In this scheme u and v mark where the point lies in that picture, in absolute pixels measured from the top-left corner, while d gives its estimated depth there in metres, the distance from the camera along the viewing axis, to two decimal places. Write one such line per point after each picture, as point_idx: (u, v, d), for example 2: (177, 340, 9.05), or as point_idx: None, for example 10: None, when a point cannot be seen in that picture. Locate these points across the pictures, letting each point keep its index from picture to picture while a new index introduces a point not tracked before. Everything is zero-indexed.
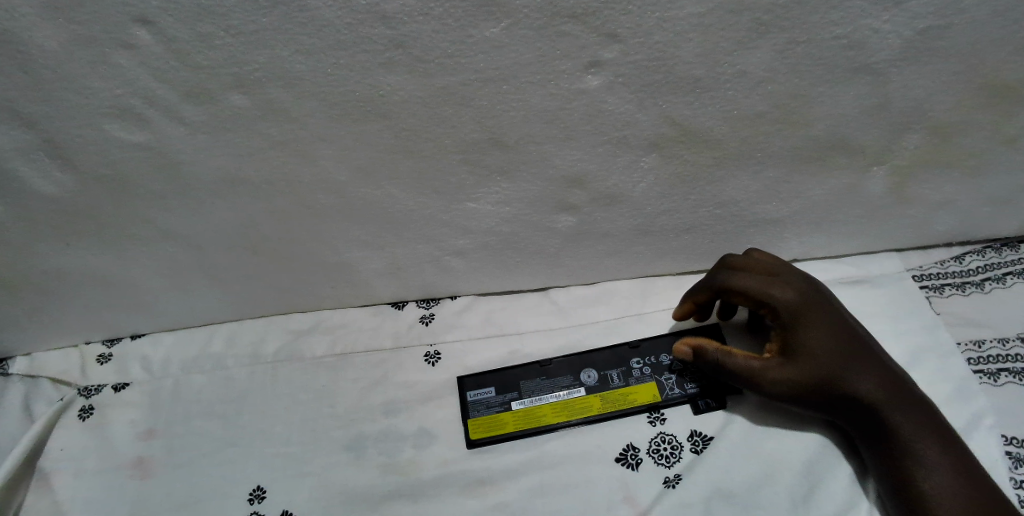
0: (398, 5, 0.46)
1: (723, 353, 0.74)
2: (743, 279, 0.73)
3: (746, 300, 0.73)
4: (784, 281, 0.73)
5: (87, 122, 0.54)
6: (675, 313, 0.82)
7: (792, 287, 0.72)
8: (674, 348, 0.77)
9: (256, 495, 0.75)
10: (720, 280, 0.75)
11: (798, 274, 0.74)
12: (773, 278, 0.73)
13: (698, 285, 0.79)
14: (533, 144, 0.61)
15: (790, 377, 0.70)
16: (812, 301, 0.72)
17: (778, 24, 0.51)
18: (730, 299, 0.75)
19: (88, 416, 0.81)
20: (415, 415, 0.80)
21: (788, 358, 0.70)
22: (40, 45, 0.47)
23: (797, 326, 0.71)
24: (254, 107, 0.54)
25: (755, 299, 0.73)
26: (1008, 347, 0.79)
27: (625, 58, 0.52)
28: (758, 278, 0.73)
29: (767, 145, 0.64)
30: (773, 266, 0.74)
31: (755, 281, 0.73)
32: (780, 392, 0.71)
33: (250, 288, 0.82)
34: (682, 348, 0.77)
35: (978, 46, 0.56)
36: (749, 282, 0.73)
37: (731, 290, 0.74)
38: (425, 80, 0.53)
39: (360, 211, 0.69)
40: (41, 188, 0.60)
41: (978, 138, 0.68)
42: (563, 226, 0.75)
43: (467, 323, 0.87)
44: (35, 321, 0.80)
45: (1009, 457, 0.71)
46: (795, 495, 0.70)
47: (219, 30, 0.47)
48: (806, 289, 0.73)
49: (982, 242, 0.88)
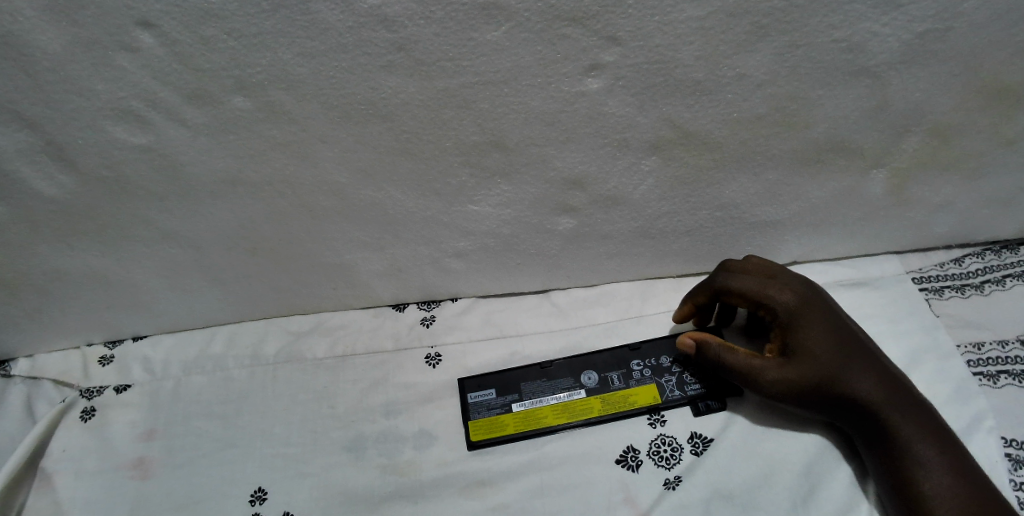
0: (399, 8, 0.46)
1: (724, 349, 0.74)
2: (740, 281, 0.75)
3: (743, 301, 0.75)
4: (783, 281, 0.74)
5: (89, 124, 0.54)
6: (673, 316, 0.82)
7: (790, 288, 0.73)
8: (679, 340, 0.77)
9: (257, 495, 0.75)
10: (718, 282, 0.76)
11: (797, 276, 0.75)
12: (771, 279, 0.74)
13: (698, 286, 0.80)
14: (534, 146, 0.61)
15: (791, 377, 0.70)
16: (812, 301, 0.72)
17: (777, 27, 0.51)
18: (729, 300, 0.76)
19: (91, 416, 0.82)
20: (415, 416, 0.80)
21: (787, 358, 0.71)
22: (43, 48, 0.48)
23: (796, 325, 0.71)
24: (255, 109, 0.55)
25: (753, 300, 0.74)
26: (1008, 349, 0.79)
27: (625, 61, 0.53)
28: (755, 280, 0.74)
29: (767, 148, 0.65)
30: (772, 268, 0.75)
31: (753, 283, 0.74)
32: (780, 392, 0.71)
33: (251, 290, 0.82)
34: (687, 341, 0.77)
35: (977, 50, 0.57)
36: (747, 284, 0.74)
37: (728, 291, 0.75)
38: (427, 82, 0.53)
39: (361, 212, 0.69)
40: (43, 188, 0.60)
41: (977, 141, 0.68)
42: (564, 228, 0.75)
43: (467, 325, 0.87)
44: (35, 322, 0.80)
45: (1008, 459, 0.71)
46: (795, 496, 0.70)
47: (221, 33, 0.47)
48: (805, 290, 0.73)
49: (981, 245, 0.88)
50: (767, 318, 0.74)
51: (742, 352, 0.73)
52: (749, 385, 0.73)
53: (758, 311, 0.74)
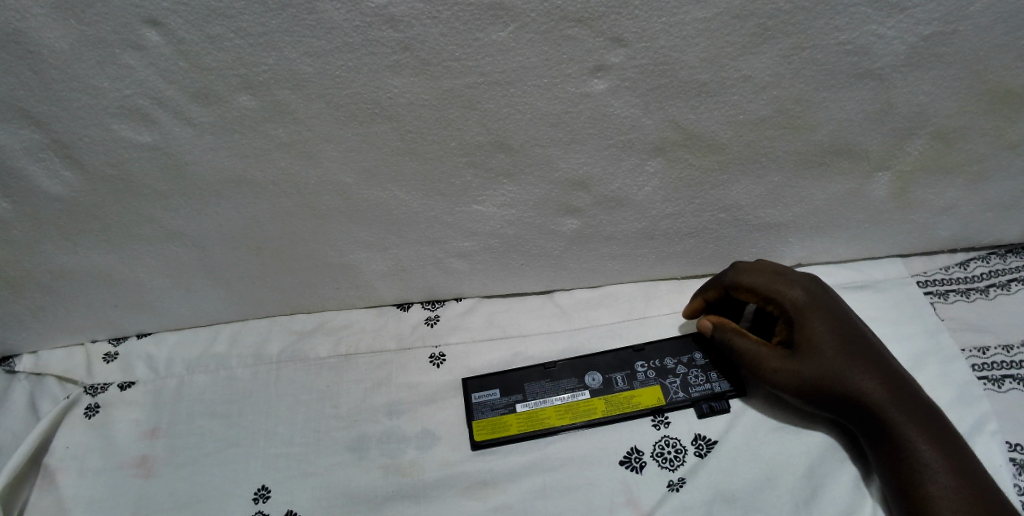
0: (406, 7, 0.46)
1: (738, 336, 0.75)
2: (750, 277, 0.75)
3: (753, 296, 0.75)
4: (791, 278, 0.74)
5: (95, 123, 0.55)
6: (684, 310, 0.83)
7: (799, 285, 0.74)
8: (698, 323, 0.79)
9: (258, 494, 0.75)
10: (728, 279, 0.77)
11: (805, 274, 0.76)
12: (780, 276, 0.75)
13: (709, 282, 0.81)
14: (539, 147, 0.61)
15: (797, 372, 0.71)
16: (820, 299, 0.73)
17: (783, 29, 0.51)
18: (739, 294, 0.76)
19: (94, 414, 0.82)
20: (418, 416, 0.80)
21: (795, 353, 0.72)
22: (50, 45, 0.48)
23: (802, 321, 0.72)
24: (261, 108, 0.55)
25: (762, 296, 0.74)
26: (1012, 354, 0.79)
27: (631, 62, 0.53)
28: (764, 276, 0.75)
29: (771, 150, 0.65)
30: (780, 265, 0.76)
31: (762, 280, 0.74)
32: (787, 388, 0.71)
33: (256, 289, 0.82)
34: (704, 324, 0.79)
35: (982, 53, 0.57)
36: (757, 280, 0.75)
37: (738, 287, 0.75)
38: (432, 83, 0.53)
39: (366, 212, 0.69)
40: (49, 187, 0.61)
41: (981, 144, 0.68)
42: (568, 229, 0.75)
43: (470, 325, 0.87)
44: (39, 320, 0.81)
45: (1012, 463, 0.70)
46: (798, 499, 0.70)
47: (228, 31, 0.48)
48: (813, 287, 0.74)
49: (986, 249, 0.88)
50: (775, 314, 0.75)
51: (751, 341, 0.74)
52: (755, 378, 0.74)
53: (767, 307, 0.75)
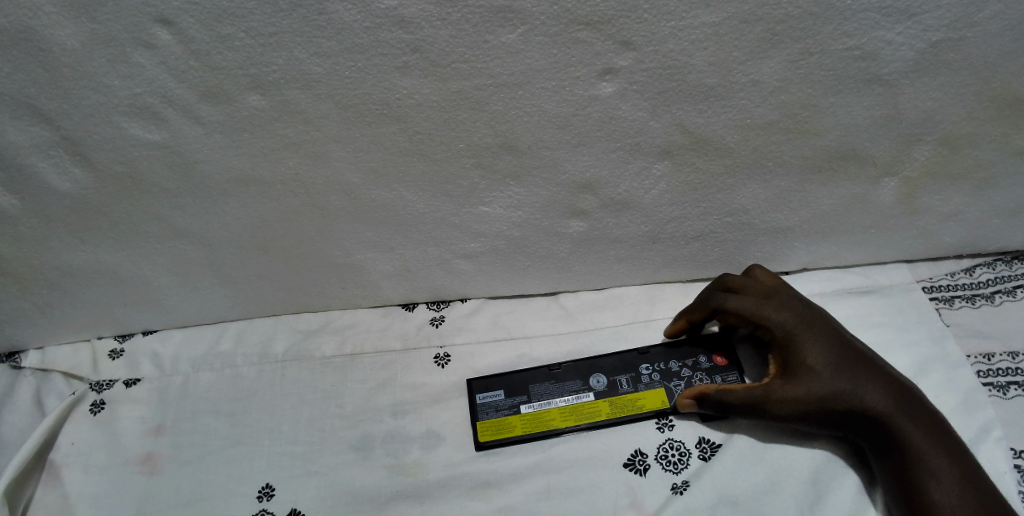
0: (416, 9, 0.46)
1: (722, 389, 0.74)
2: (738, 300, 0.76)
3: (742, 320, 0.76)
4: (780, 301, 0.75)
5: (105, 121, 0.55)
6: (666, 329, 0.84)
7: (787, 308, 0.74)
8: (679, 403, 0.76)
9: (263, 493, 0.75)
10: (716, 302, 0.78)
11: (797, 296, 0.76)
12: (768, 298, 0.76)
13: (693, 304, 0.81)
14: (547, 149, 0.62)
15: (787, 395, 0.70)
16: (810, 319, 0.73)
17: (792, 34, 0.51)
18: (728, 319, 0.78)
19: (99, 410, 0.82)
20: (423, 416, 0.80)
21: (786, 374, 0.71)
22: (61, 43, 0.48)
23: (795, 340, 0.72)
24: (270, 108, 0.55)
25: (753, 318, 0.75)
26: (1016, 361, 0.79)
27: (639, 66, 0.53)
28: (754, 298, 0.76)
29: (778, 154, 0.65)
30: (771, 288, 0.77)
31: (750, 302, 0.76)
32: (781, 412, 0.71)
33: (261, 288, 0.82)
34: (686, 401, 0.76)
35: (990, 59, 0.57)
36: (745, 304, 0.76)
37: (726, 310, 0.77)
38: (441, 84, 0.53)
39: (373, 212, 0.70)
40: (59, 184, 0.61)
41: (989, 150, 0.68)
42: (574, 231, 0.75)
43: (476, 326, 0.87)
44: (46, 316, 0.81)
45: (1017, 470, 0.70)
46: (802, 503, 0.70)
47: (239, 31, 0.48)
48: (802, 309, 0.74)
49: (992, 255, 0.88)
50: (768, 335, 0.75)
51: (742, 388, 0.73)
52: (741, 411, 0.73)
53: (761, 328, 0.75)
